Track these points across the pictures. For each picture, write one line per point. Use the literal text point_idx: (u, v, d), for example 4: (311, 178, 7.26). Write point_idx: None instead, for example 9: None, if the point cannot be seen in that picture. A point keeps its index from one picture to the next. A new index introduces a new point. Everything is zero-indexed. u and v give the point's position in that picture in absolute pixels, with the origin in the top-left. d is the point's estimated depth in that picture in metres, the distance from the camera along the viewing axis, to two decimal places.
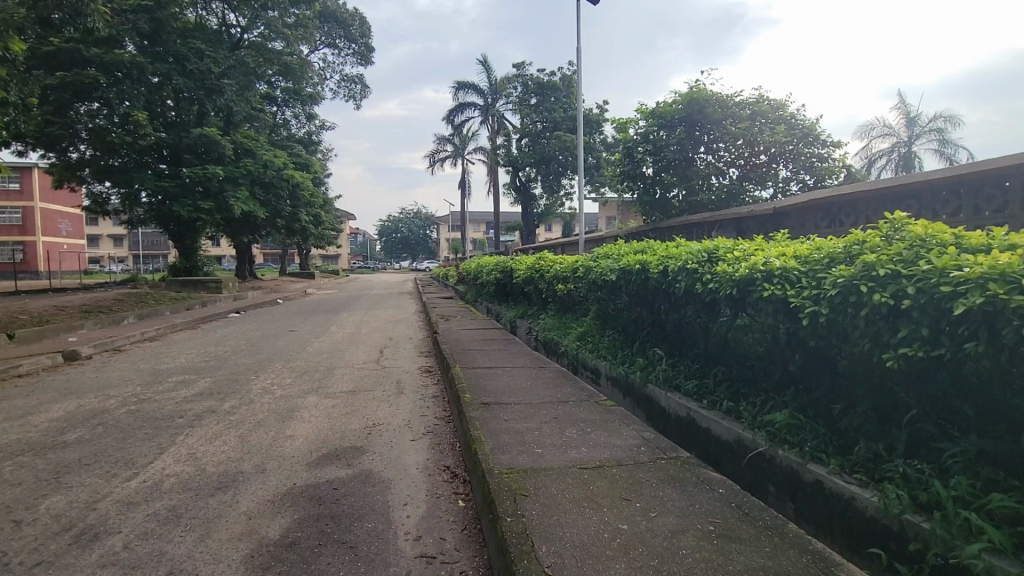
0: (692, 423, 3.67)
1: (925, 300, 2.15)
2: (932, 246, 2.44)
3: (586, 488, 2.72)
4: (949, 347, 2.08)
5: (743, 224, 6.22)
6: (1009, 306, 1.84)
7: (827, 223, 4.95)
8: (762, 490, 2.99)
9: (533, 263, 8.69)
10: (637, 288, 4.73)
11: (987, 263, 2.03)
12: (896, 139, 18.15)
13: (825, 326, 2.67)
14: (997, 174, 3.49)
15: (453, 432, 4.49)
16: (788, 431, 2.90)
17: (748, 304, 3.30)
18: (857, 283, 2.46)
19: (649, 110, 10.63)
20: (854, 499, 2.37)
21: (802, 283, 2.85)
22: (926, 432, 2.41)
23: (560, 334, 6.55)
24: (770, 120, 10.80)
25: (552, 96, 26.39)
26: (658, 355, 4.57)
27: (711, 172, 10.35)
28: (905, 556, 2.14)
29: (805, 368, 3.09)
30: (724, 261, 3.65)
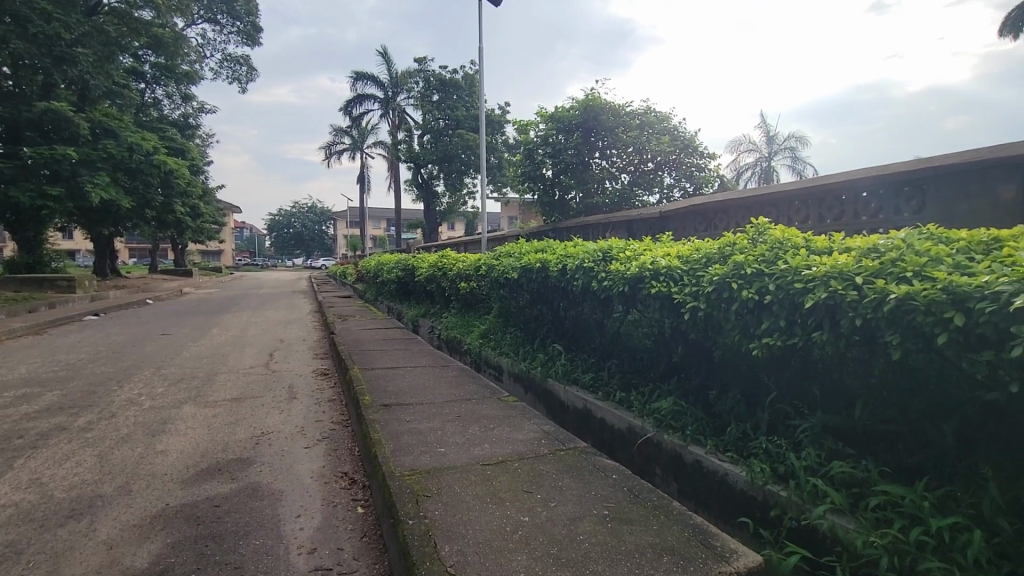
0: (589, 414, 3.87)
1: (782, 295, 2.46)
2: (788, 248, 2.80)
3: (488, 485, 2.75)
4: (800, 336, 2.40)
5: (633, 226, 6.67)
6: (845, 300, 2.17)
7: (704, 228, 5.47)
8: (650, 473, 3.23)
9: (436, 261, 8.60)
10: (537, 286, 4.88)
11: (829, 263, 2.38)
12: (760, 154, 20.48)
13: (703, 319, 2.96)
14: (835, 188, 4.08)
15: (351, 436, 4.31)
16: (672, 417, 3.16)
17: (638, 301, 3.55)
18: (729, 281, 2.76)
19: (548, 114, 11.01)
20: (726, 475, 2.65)
21: (684, 280, 3.13)
22: (784, 411, 2.75)
23: (463, 333, 6.56)
24: (657, 130, 11.65)
25: (454, 94, 26.32)
26: (557, 351, 4.76)
27: (605, 176, 10.93)
28: (767, 522, 2.43)
29: (687, 359, 3.40)
30: (617, 260, 3.90)
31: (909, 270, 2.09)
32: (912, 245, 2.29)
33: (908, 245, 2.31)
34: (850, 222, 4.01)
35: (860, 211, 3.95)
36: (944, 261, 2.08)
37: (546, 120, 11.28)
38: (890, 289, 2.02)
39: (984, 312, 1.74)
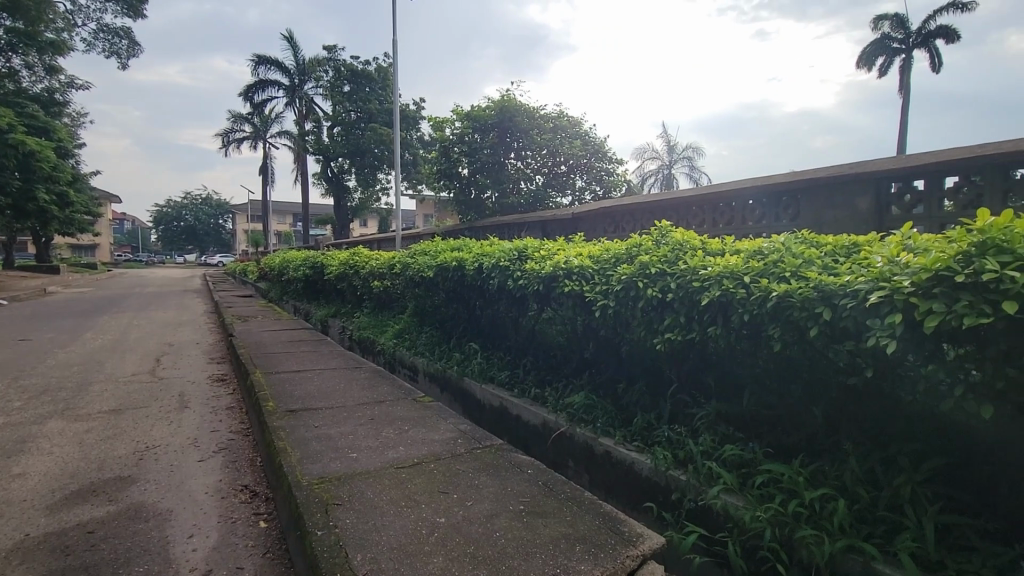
0: (504, 411, 3.93)
1: (683, 293, 2.65)
2: (688, 249, 3.02)
3: (403, 488, 2.69)
4: (698, 331, 2.60)
5: (547, 227, 6.84)
6: (736, 298, 2.38)
7: (613, 229, 5.74)
8: (564, 466, 3.34)
9: (347, 258, 8.26)
10: (453, 285, 4.85)
11: (722, 263, 2.60)
12: (662, 162, 21.84)
13: (611, 316, 3.11)
14: (727, 195, 4.45)
15: (252, 446, 4.02)
16: (584, 411, 3.29)
17: (551, 299, 3.65)
18: (636, 280, 2.92)
19: (464, 112, 11.01)
20: (633, 463, 2.81)
21: (595, 279, 3.26)
22: (684, 400, 2.96)
23: (376, 333, 6.37)
24: (570, 134, 12.00)
25: (366, 86, 25.41)
26: (473, 350, 4.76)
27: (520, 177, 11.09)
28: (669, 505, 2.61)
29: (597, 355, 3.55)
30: (532, 260, 3.98)
31: (788, 271, 2.34)
32: (790, 248, 2.56)
33: (787, 248, 2.58)
34: (740, 227, 4.40)
35: (748, 217, 4.35)
36: (815, 262, 2.34)
37: (462, 118, 11.26)
38: (772, 288, 2.25)
39: (846, 307, 1.99)
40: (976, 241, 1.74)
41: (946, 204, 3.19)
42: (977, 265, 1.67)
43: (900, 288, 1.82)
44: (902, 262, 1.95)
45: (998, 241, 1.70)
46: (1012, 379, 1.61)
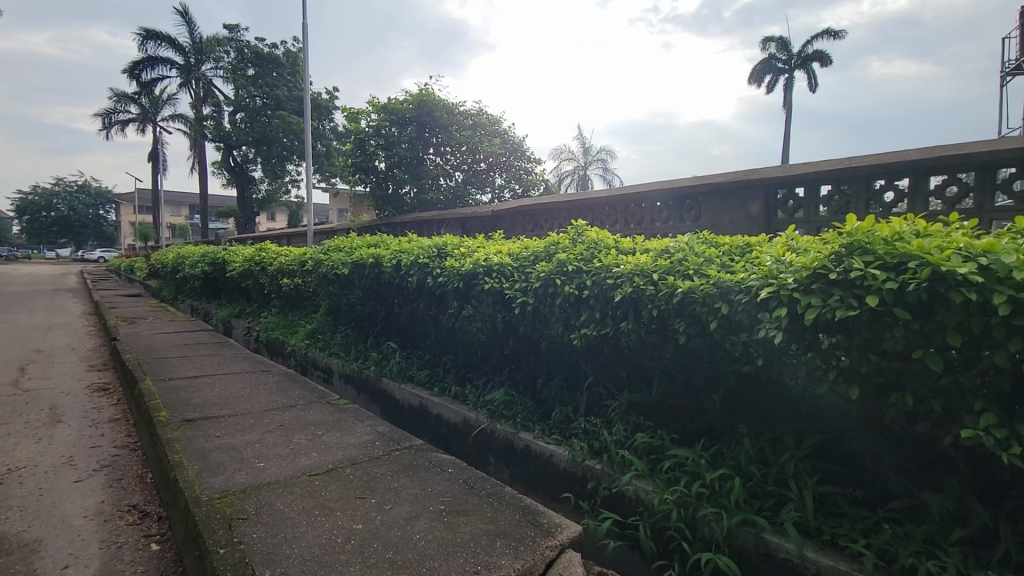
0: (424, 411, 3.88)
1: (598, 290, 2.76)
2: (602, 248, 3.14)
3: (316, 496, 2.57)
4: (611, 326, 2.72)
5: (466, 224, 6.83)
6: (646, 294, 2.51)
7: (531, 228, 5.84)
8: (484, 462, 3.37)
9: (253, 254, 7.73)
10: (370, 282, 4.70)
11: (633, 262, 2.73)
12: (577, 163, 22.55)
13: (530, 313, 3.16)
14: (637, 197, 4.69)
15: (142, 461, 3.64)
16: (504, 407, 3.33)
17: (471, 296, 3.65)
18: (554, 278, 3.00)
19: (381, 104, 10.70)
20: (551, 456, 2.89)
21: (514, 277, 3.30)
22: (598, 393, 3.09)
23: (287, 333, 6.02)
24: (489, 132, 12.04)
25: (273, 70, 23.84)
26: (391, 349, 4.65)
27: (439, 173, 10.96)
28: (585, 494, 2.71)
29: (516, 351, 3.60)
30: (452, 257, 3.95)
31: (691, 269, 2.51)
32: (693, 248, 2.75)
33: (690, 247, 2.76)
34: (648, 228, 4.66)
35: (656, 218, 4.61)
36: (714, 261, 2.53)
37: (378, 111, 10.93)
38: (678, 285, 2.40)
39: (740, 303, 2.18)
40: (846, 243, 1.97)
41: (822, 209, 3.58)
42: (846, 265, 1.89)
43: (785, 285, 2.01)
44: (786, 261, 2.16)
45: (862, 243, 1.93)
46: (874, 364, 1.84)
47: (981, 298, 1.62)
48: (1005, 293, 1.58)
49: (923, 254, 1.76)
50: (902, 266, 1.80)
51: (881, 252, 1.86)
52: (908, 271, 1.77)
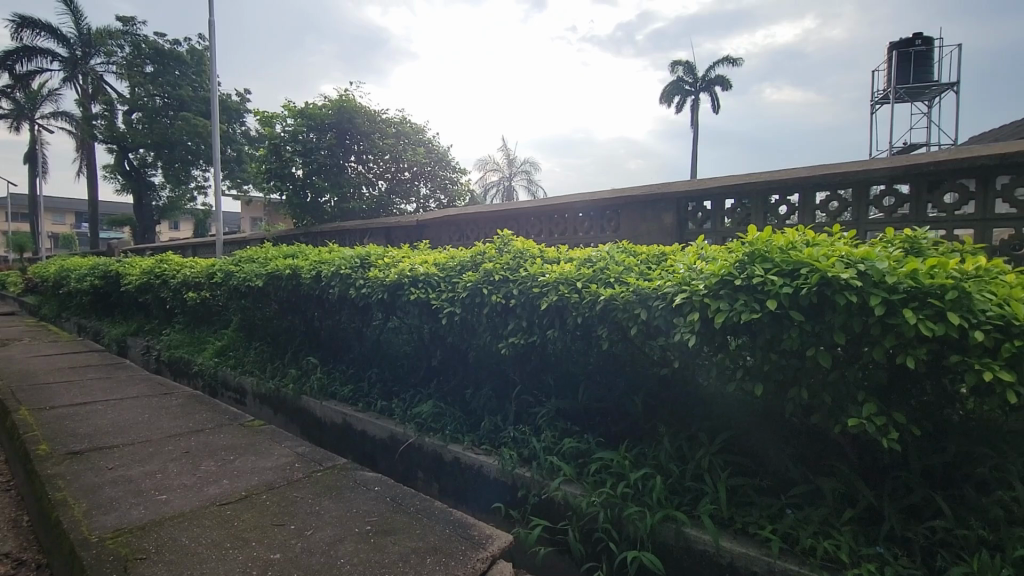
0: (348, 428, 3.74)
1: (524, 299, 2.79)
2: (527, 257, 3.20)
3: (228, 527, 2.37)
4: (538, 334, 2.76)
5: (391, 234, 6.68)
6: (571, 302, 2.58)
7: (458, 238, 5.83)
8: (413, 477, 3.30)
9: (152, 266, 7.08)
10: (287, 295, 4.46)
11: (558, 271, 2.80)
12: (502, 174, 22.84)
13: (457, 323, 3.14)
14: (560, 208, 4.83)
15: (14, 502, 3.19)
16: (432, 420, 3.28)
17: (396, 307, 3.57)
18: (480, 287, 3.00)
19: (298, 109, 10.27)
20: (481, 466, 2.88)
21: (441, 287, 3.27)
22: (527, 401, 3.12)
23: (193, 352, 5.56)
24: (413, 140, 11.88)
25: (176, 68, 22.13)
26: (312, 364, 4.42)
27: (361, 181, 10.65)
28: (515, 502, 2.73)
29: (444, 362, 3.56)
30: (376, 267, 3.84)
31: (612, 277, 2.61)
32: (613, 257, 2.87)
33: (611, 256, 2.88)
34: (572, 237, 4.80)
35: (579, 228, 4.77)
36: (633, 269, 2.66)
37: (295, 115, 10.47)
38: (600, 292, 2.49)
39: (657, 309, 2.29)
40: (748, 252, 2.14)
41: (727, 221, 3.87)
42: (749, 272, 2.06)
43: (697, 291, 2.15)
44: (697, 268, 2.31)
45: (762, 252, 2.11)
46: (774, 362, 2.01)
47: (861, 300, 1.82)
48: (879, 295, 1.79)
49: (812, 261, 1.95)
50: (795, 273, 1.98)
51: (777, 260, 2.04)
52: (801, 276, 1.95)
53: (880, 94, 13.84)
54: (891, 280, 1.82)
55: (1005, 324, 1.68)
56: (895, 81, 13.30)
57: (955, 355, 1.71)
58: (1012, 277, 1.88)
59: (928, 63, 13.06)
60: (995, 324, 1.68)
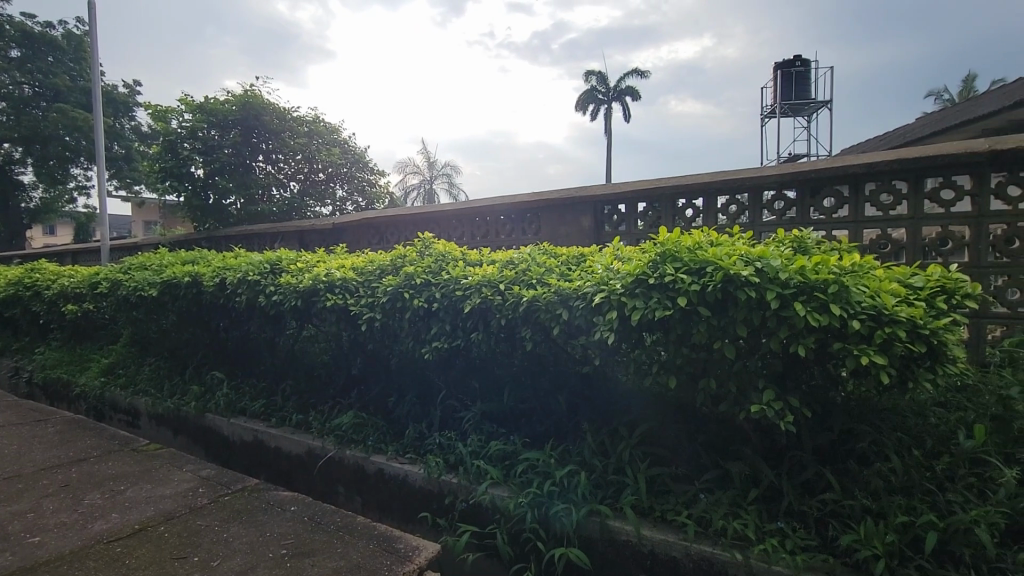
0: (261, 446, 3.49)
1: (447, 302, 2.76)
2: (449, 260, 3.16)
3: (118, 567, 2.12)
4: (462, 338, 2.73)
5: (305, 238, 6.35)
6: (494, 304, 2.58)
7: (377, 241, 5.65)
8: (334, 493, 3.15)
9: (20, 276, 6.22)
10: (186, 305, 4.09)
11: (481, 273, 2.79)
12: (422, 177, 22.50)
13: (378, 329, 3.03)
14: (481, 211, 4.83)
15: None
16: (353, 431, 3.15)
17: (311, 315, 3.38)
18: (402, 291, 2.92)
19: (196, 103, 9.51)
20: (406, 476, 2.80)
21: (359, 292, 3.15)
22: (452, 406, 3.08)
23: (74, 371, 4.94)
24: (328, 140, 11.36)
25: (47, 53, 19.64)
26: (217, 379, 4.09)
27: (270, 182, 10.03)
28: (442, 510, 2.67)
29: (365, 370, 3.42)
30: (288, 273, 3.62)
31: (534, 278, 2.64)
32: (535, 259, 2.91)
33: (532, 258, 2.91)
34: (493, 240, 4.82)
35: (500, 230, 4.80)
36: (554, 271, 2.70)
37: (193, 110, 9.66)
38: (523, 294, 2.51)
39: (578, 309, 2.35)
40: (660, 252, 2.24)
41: (640, 223, 4.06)
42: (661, 271, 2.16)
43: (614, 290, 2.22)
44: (614, 269, 2.39)
45: (672, 251, 2.22)
46: (686, 356, 2.12)
47: (758, 295, 1.97)
48: (774, 290, 1.95)
49: (717, 259, 2.09)
50: (702, 271, 2.11)
51: (686, 259, 2.16)
52: (707, 274, 2.08)
53: (769, 109, 15.25)
54: (783, 276, 1.98)
55: (877, 312, 1.89)
56: (780, 98, 14.73)
57: (838, 343, 1.90)
58: (880, 272, 2.12)
59: (808, 81, 14.56)
60: (869, 314, 1.89)
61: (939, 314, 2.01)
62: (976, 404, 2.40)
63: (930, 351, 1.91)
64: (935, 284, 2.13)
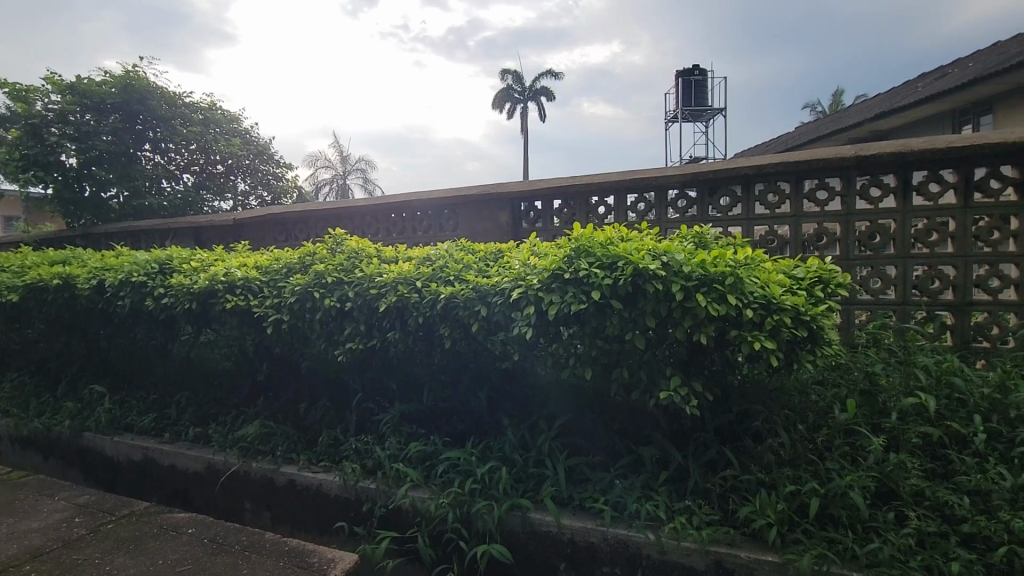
0: (152, 464, 3.17)
1: (361, 301, 2.65)
2: (363, 257, 3.03)
3: None
4: (378, 337, 2.64)
5: (202, 235, 5.83)
6: (411, 302, 2.51)
7: (284, 238, 5.31)
8: (239, 510, 2.92)
9: None
10: (56, 311, 3.59)
11: (396, 270, 2.70)
12: (335, 171, 21.50)
13: (286, 331, 2.85)
14: (396, 206, 4.69)
15: None
16: (260, 441, 2.93)
17: (209, 318, 3.11)
18: (311, 291, 2.76)
19: (65, 82, 8.44)
20: (320, 485, 2.65)
21: (264, 292, 2.93)
22: (369, 408, 2.97)
23: None
24: (227, 129, 10.47)
25: None
26: (97, 394, 3.63)
27: (159, 174, 9.05)
28: (361, 518, 2.57)
29: (273, 375, 3.20)
30: (180, 273, 3.29)
31: (452, 275, 2.60)
32: (452, 255, 2.87)
33: (450, 255, 2.87)
34: (410, 237, 4.70)
35: (417, 226, 4.69)
36: (472, 267, 2.68)
37: (61, 91, 8.53)
38: (441, 291, 2.47)
39: (496, 304, 2.35)
40: (574, 247, 2.30)
41: (556, 220, 4.14)
42: (576, 266, 2.21)
43: (531, 286, 2.25)
44: (531, 264, 2.42)
45: (586, 246, 2.28)
46: (601, 347, 2.19)
47: (665, 287, 2.08)
48: (679, 283, 2.07)
49: (627, 254, 2.18)
50: (614, 266, 2.19)
51: (599, 254, 2.23)
52: (618, 268, 2.16)
53: (672, 114, 16.24)
54: (687, 269, 2.11)
55: (767, 301, 2.07)
56: (681, 104, 15.74)
57: (735, 331, 2.05)
58: (769, 265, 2.32)
59: (706, 89, 15.67)
60: (760, 303, 2.06)
61: (818, 302, 2.24)
62: (849, 380, 2.70)
63: (811, 336, 2.13)
64: (814, 275, 2.38)
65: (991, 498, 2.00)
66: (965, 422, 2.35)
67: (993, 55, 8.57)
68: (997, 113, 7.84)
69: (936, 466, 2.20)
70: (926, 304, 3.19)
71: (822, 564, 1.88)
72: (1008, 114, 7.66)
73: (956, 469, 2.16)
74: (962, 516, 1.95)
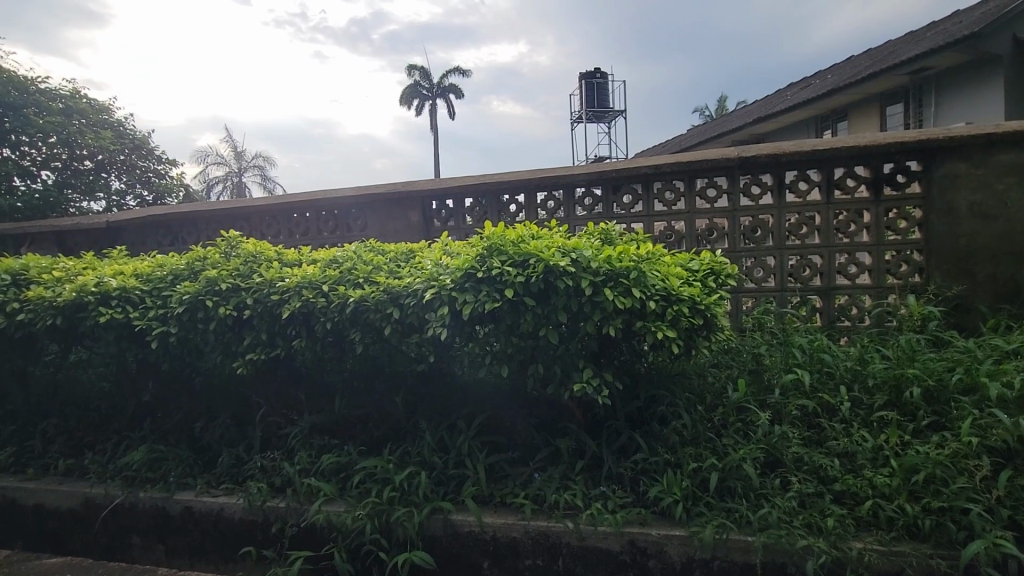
0: (14, 507, 2.75)
1: (261, 308, 2.47)
2: (261, 261, 2.82)
3: None
4: (282, 347, 2.49)
5: (67, 240, 5.12)
6: (318, 307, 2.39)
7: (170, 242, 4.82)
8: (126, 547, 2.61)
9: None
10: None
11: (300, 274, 2.54)
12: (228, 168, 19.83)
13: (176, 344, 2.59)
14: (299, 206, 4.44)
15: None
16: (148, 468, 2.65)
17: (80, 334, 2.75)
18: (203, 299, 2.52)
19: None
20: (222, 509, 2.45)
21: (146, 303, 2.64)
22: (275, 422, 2.78)
23: None
24: (96, 121, 9.29)
25: None
26: None
27: (10, 171, 7.81)
28: (270, 540, 2.40)
29: (162, 394, 2.90)
30: (39, 285, 2.87)
31: (361, 277, 2.50)
32: (361, 256, 2.76)
33: (358, 256, 2.76)
34: (315, 238, 4.46)
35: (322, 227, 4.47)
36: (383, 268, 2.60)
37: None
38: (350, 294, 2.37)
39: (409, 305, 2.30)
40: (486, 245, 2.29)
41: (468, 219, 4.13)
42: (488, 264, 2.21)
43: (445, 285, 2.23)
44: (444, 264, 2.39)
45: (497, 244, 2.28)
46: (516, 344, 2.22)
47: (575, 283, 2.16)
48: (587, 278, 2.15)
49: (538, 251, 2.22)
50: (526, 263, 2.22)
51: (510, 252, 2.24)
52: (530, 266, 2.20)
53: (577, 115, 16.83)
54: (595, 265, 2.20)
55: (667, 293, 2.21)
56: (585, 105, 16.36)
57: (640, 322, 2.17)
58: (667, 259, 2.48)
59: (609, 92, 16.44)
60: (661, 295, 2.20)
61: (710, 291, 2.43)
62: (740, 361, 2.96)
63: (706, 323, 2.31)
64: (707, 267, 2.57)
65: (855, 458, 2.28)
66: (834, 393, 2.67)
67: (845, 70, 9.82)
68: (851, 119, 8.97)
69: (811, 434, 2.48)
70: (800, 290, 3.57)
71: (722, 532, 2.05)
72: (858, 121, 8.80)
73: (828, 435, 2.44)
74: (834, 476, 2.21)
